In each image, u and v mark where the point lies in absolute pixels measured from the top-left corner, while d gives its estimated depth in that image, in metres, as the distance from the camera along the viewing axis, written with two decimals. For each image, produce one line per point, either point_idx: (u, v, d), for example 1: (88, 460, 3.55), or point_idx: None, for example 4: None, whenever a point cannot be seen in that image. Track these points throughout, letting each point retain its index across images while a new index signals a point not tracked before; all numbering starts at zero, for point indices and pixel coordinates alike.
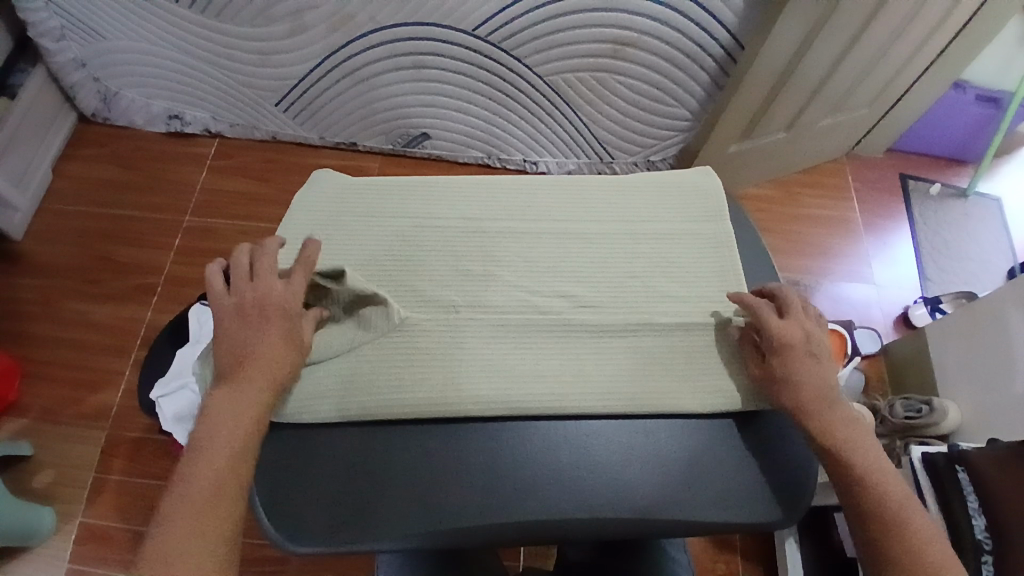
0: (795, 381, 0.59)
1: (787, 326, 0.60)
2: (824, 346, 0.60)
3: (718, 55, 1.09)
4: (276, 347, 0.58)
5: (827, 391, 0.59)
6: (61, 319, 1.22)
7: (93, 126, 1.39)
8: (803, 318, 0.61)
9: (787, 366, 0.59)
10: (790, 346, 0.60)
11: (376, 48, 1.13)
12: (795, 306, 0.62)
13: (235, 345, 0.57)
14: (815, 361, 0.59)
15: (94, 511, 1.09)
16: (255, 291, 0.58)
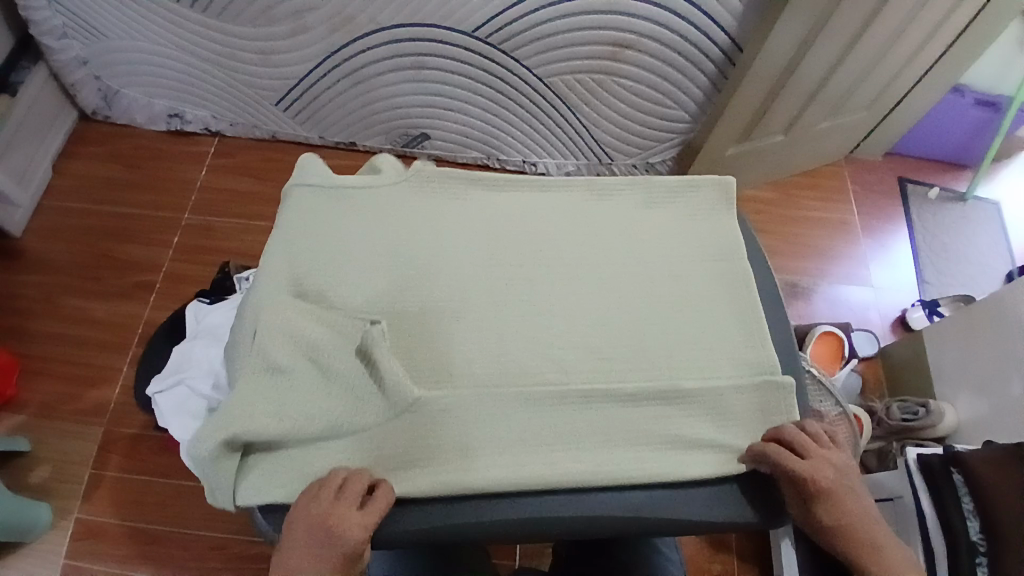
0: (840, 517, 0.59)
1: (819, 472, 0.59)
2: (848, 471, 0.61)
3: (717, 57, 1.10)
4: (338, 561, 0.55)
5: (864, 517, 0.60)
6: (60, 316, 1.22)
7: (94, 124, 1.40)
8: (823, 452, 0.60)
9: (833, 516, 0.59)
10: (827, 491, 0.59)
11: (376, 48, 1.13)
12: (810, 442, 0.60)
13: (297, 563, 0.55)
14: (850, 493, 0.60)
15: (90, 507, 1.09)
16: (327, 526, 0.54)
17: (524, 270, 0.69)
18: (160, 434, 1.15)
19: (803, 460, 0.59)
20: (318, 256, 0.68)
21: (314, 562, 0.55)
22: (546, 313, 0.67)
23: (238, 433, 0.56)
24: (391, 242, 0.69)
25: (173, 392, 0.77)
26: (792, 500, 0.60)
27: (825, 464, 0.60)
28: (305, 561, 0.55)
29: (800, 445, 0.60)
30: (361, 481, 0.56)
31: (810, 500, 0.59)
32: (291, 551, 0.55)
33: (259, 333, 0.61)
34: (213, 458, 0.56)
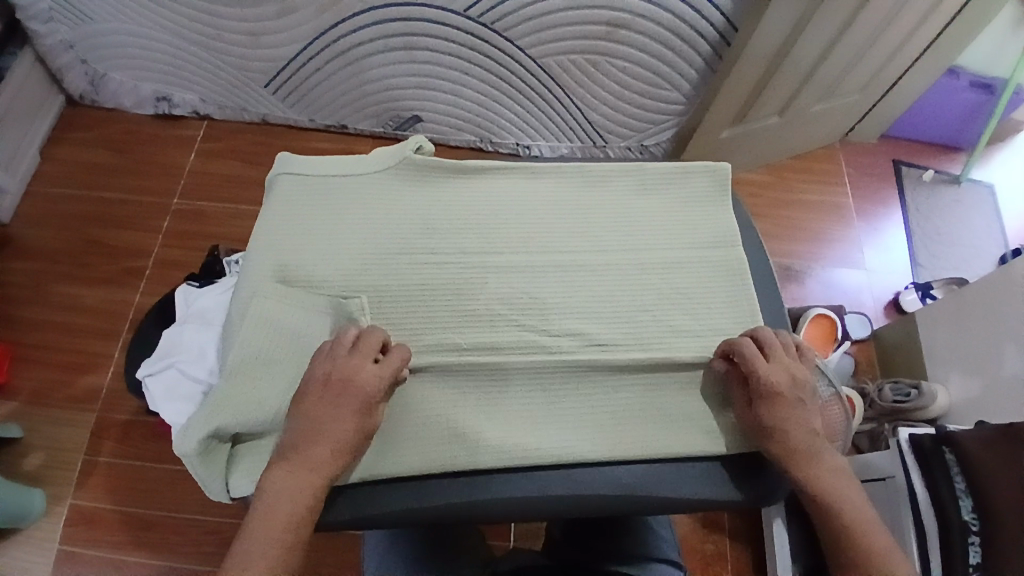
0: (781, 427, 0.59)
1: (774, 373, 0.60)
2: (808, 387, 0.61)
3: (712, 38, 1.08)
4: (358, 406, 0.57)
5: (815, 434, 0.59)
6: (49, 304, 1.21)
7: (80, 108, 1.37)
8: (787, 360, 0.61)
9: (774, 419, 0.59)
10: (778, 394, 0.59)
11: (367, 29, 1.12)
12: (776, 348, 0.62)
13: (315, 413, 0.57)
14: (799, 407, 0.59)
15: (85, 493, 1.09)
16: (348, 366, 0.58)
17: (518, 246, 0.68)
18: (154, 420, 1.14)
19: (761, 360, 0.61)
20: (304, 248, 0.67)
21: (334, 413, 0.56)
22: (539, 295, 0.66)
23: (225, 424, 0.58)
24: (380, 230, 0.69)
25: (164, 375, 0.76)
26: (743, 400, 0.61)
27: (782, 369, 0.60)
28: (325, 413, 0.57)
29: (764, 346, 0.62)
30: (376, 339, 0.60)
31: (755, 399, 0.60)
32: (311, 403, 0.57)
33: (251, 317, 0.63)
34: (202, 452, 0.57)
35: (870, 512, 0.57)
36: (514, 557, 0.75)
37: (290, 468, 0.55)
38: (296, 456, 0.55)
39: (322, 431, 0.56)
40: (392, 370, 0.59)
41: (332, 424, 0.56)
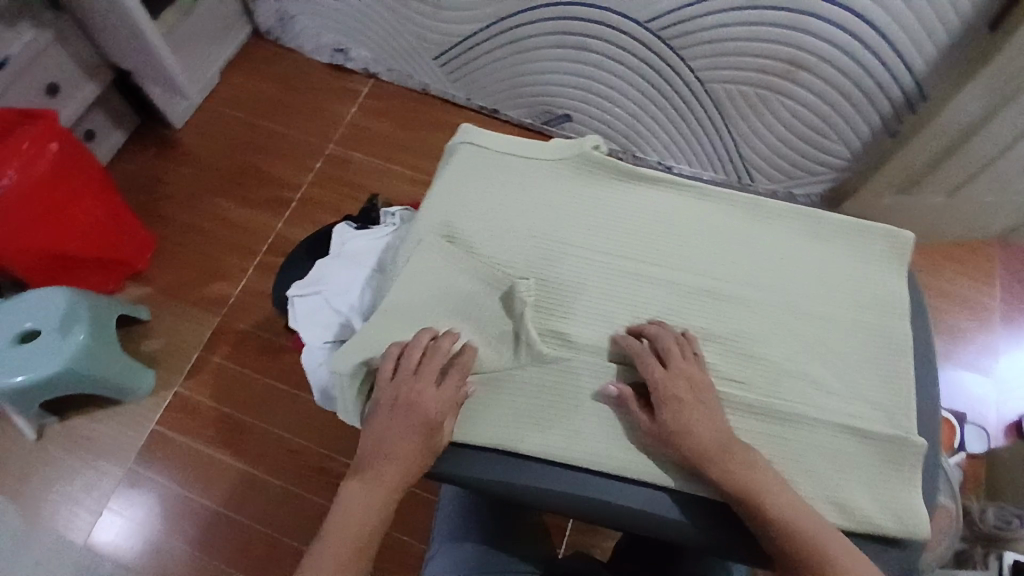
0: (684, 432, 0.58)
1: (671, 379, 0.60)
2: (707, 391, 0.61)
3: (896, 98, 1.02)
4: (425, 423, 0.59)
5: (725, 435, 0.58)
6: (199, 210, 1.33)
7: (263, 42, 1.49)
8: (684, 364, 0.61)
9: (679, 424, 0.58)
10: (677, 397, 0.59)
11: (544, 22, 1.14)
12: (671, 350, 0.62)
13: (383, 431, 0.60)
14: (702, 409, 0.59)
15: (190, 385, 1.21)
16: (412, 386, 0.61)
17: (676, 261, 0.68)
18: (263, 336, 1.24)
19: (658, 365, 0.61)
20: (473, 217, 0.71)
21: (398, 433, 0.59)
22: (687, 317, 0.66)
23: (377, 354, 0.65)
24: (547, 214, 0.71)
25: (310, 299, 0.84)
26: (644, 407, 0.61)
27: (680, 377, 0.60)
28: (395, 429, 0.60)
29: (661, 351, 0.62)
30: (437, 359, 0.62)
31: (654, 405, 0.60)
32: (381, 420, 0.60)
33: (415, 266, 0.69)
34: (352, 374, 0.64)
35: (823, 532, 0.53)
36: None
37: (360, 486, 0.59)
38: (367, 472, 0.59)
39: (388, 449, 0.59)
40: (455, 388, 0.62)
41: (399, 441, 0.59)
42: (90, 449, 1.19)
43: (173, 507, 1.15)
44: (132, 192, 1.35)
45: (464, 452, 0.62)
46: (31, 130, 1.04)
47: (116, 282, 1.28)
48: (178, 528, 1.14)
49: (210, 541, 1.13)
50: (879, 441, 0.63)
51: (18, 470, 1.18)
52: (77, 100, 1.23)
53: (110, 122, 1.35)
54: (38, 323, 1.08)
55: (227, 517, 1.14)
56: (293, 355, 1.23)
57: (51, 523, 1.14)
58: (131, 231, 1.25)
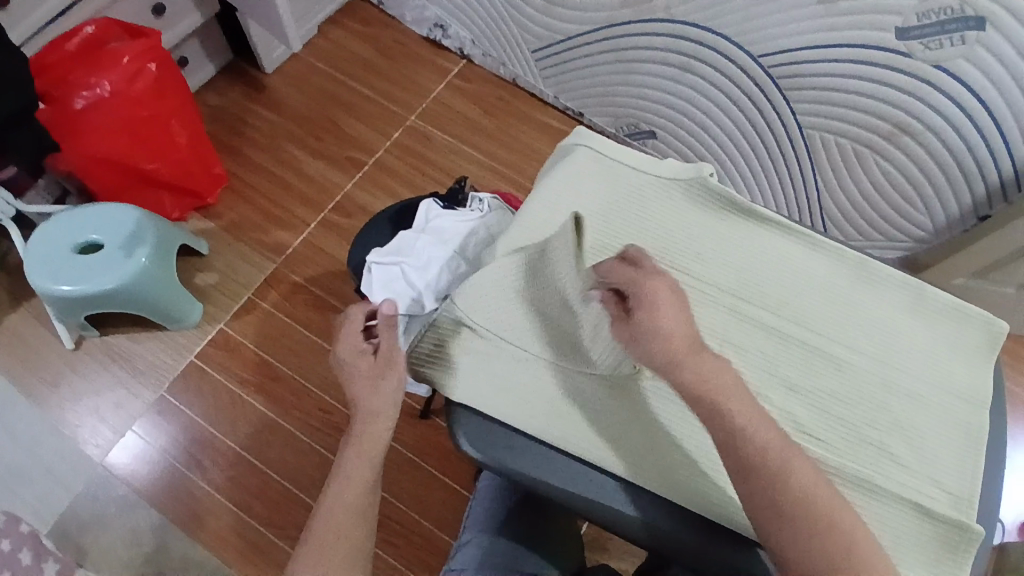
0: (659, 329, 0.57)
1: (652, 281, 0.59)
2: (676, 293, 0.59)
3: (992, 185, 1.00)
4: (381, 373, 0.68)
5: (698, 340, 0.58)
6: (275, 155, 1.35)
7: (366, 3, 1.50)
8: (653, 270, 0.60)
9: (650, 316, 0.57)
10: (653, 295, 0.58)
11: (655, 36, 1.15)
12: (644, 262, 0.61)
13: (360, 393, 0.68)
14: (677, 309, 0.58)
15: (236, 325, 1.23)
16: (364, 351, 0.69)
17: (779, 305, 0.68)
18: (316, 292, 1.25)
19: (631, 268, 0.60)
20: (581, 219, 0.72)
21: (367, 393, 0.68)
22: (773, 359, 0.66)
23: (469, 316, 0.67)
24: (651, 235, 0.71)
25: (389, 269, 0.84)
26: (622, 316, 0.59)
27: (656, 280, 0.59)
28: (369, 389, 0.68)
29: (633, 261, 0.61)
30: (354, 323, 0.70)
31: (630, 310, 0.59)
32: (358, 384, 0.68)
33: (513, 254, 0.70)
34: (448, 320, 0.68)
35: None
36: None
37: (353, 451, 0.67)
38: (355, 444, 0.67)
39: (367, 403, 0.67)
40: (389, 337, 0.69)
41: (379, 397, 0.68)
42: (126, 368, 1.21)
43: (196, 442, 1.16)
44: (213, 125, 1.37)
45: (541, 452, 0.64)
46: (135, 47, 1.05)
47: (182, 211, 1.29)
48: (197, 463, 1.15)
49: (225, 481, 1.14)
50: (941, 523, 0.61)
51: (54, 373, 1.20)
52: (181, 25, 1.26)
53: (204, 52, 1.37)
54: (105, 236, 1.10)
55: (248, 462, 1.15)
56: (340, 314, 1.24)
57: (77, 432, 1.16)
58: (206, 164, 1.26)
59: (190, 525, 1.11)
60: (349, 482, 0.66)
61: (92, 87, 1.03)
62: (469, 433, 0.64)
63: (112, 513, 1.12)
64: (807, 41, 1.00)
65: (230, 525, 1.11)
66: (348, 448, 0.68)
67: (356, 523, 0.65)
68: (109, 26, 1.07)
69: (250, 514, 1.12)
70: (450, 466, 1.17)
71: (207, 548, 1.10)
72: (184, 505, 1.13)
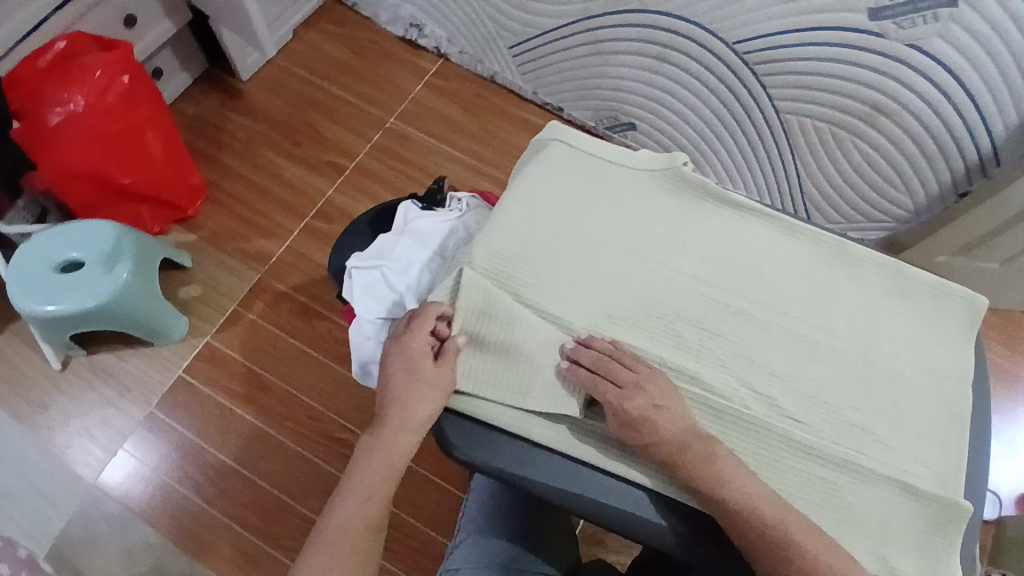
0: (656, 437, 0.60)
1: (630, 398, 0.62)
2: (657, 396, 0.62)
3: (971, 162, 1.00)
4: (418, 385, 0.65)
5: (689, 430, 0.61)
6: (254, 164, 1.34)
7: (340, 6, 1.49)
8: (632, 379, 0.63)
9: (640, 424, 0.61)
10: (636, 411, 0.61)
11: (631, 28, 1.14)
12: (619, 371, 0.63)
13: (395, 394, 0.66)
14: (660, 414, 0.61)
15: (221, 337, 1.22)
16: (410, 352, 0.67)
17: (757, 293, 0.68)
18: (302, 299, 1.25)
19: (612, 387, 0.62)
20: (559, 215, 0.71)
21: (399, 395, 0.66)
22: (752, 345, 0.66)
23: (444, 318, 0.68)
24: (627, 228, 0.71)
25: (368, 272, 0.83)
26: (619, 431, 0.62)
27: (637, 394, 0.62)
28: (408, 395, 0.65)
29: (611, 373, 0.63)
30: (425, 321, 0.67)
31: (626, 426, 0.62)
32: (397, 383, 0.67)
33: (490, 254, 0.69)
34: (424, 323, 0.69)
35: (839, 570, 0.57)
36: None
37: (371, 457, 0.67)
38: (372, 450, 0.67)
39: (398, 409, 0.66)
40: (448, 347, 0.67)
41: (416, 406, 0.65)
42: (113, 385, 1.20)
43: (187, 457, 1.15)
44: (191, 136, 1.36)
45: (532, 451, 0.63)
46: (105, 59, 1.04)
47: (162, 224, 1.28)
48: (190, 477, 1.14)
49: (219, 494, 1.13)
50: (926, 500, 0.62)
51: (42, 394, 1.19)
52: (153, 37, 1.24)
53: (177, 63, 1.36)
54: (84, 254, 1.08)
55: (240, 474, 1.14)
56: (326, 320, 1.23)
57: (68, 451, 1.15)
58: (184, 174, 1.25)
59: (186, 540, 1.11)
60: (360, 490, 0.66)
61: (64, 103, 1.02)
62: (459, 435, 0.64)
63: (107, 531, 1.12)
64: (781, 26, 1.00)
65: (226, 538, 1.11)
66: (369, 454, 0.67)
67: (361, 536, 0.65)
68: (78, 39, 1.06)
69: (246, 525, 1.11)
70: (444, 467, 1.17)
71: (204, 562, 1.09)
72: (179, 519, 1.12)
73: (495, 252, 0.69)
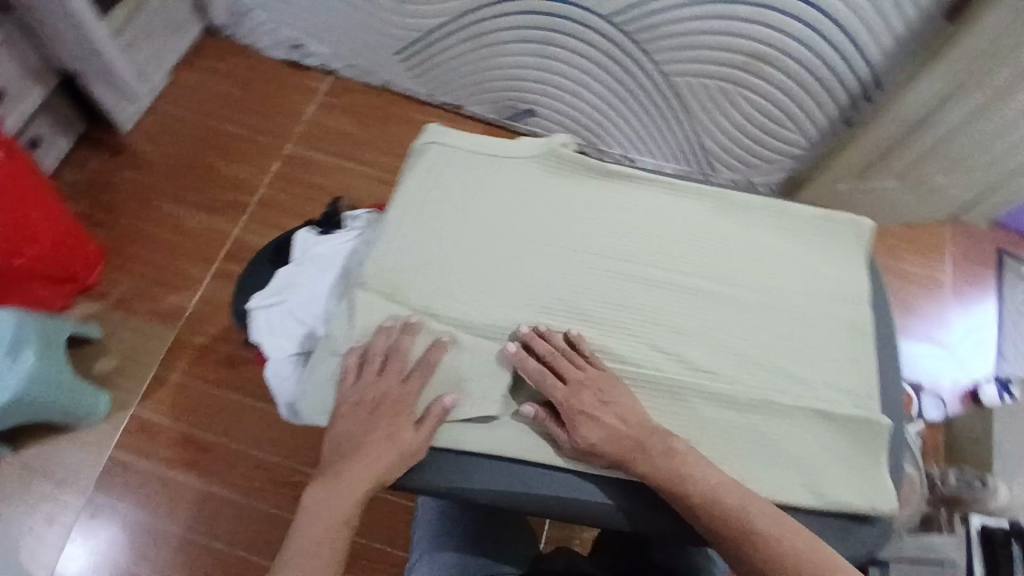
0: (597, 434, 0.60)
1: (575, 395, 0.61)
2: (604, 393, 0.61)
3: (851, 89, 1.04)
4: (388, 424, 0.60)
5: (635, 427, 0.60)
6: (153, 218, 1.28)
7: (217, 40, 1.44)
8: (580, 375, 0.62)
9: (581, 421, 0.60)
10: (580, 409, 0.61)
11: (507, 17, 1.13)
12: (567, 368, 0.62)
13: (356, 429, 0.61)
14: (603, 411, 0.61)
15: (150, 405, 1.17)
16: (379, 387, 0.62)
17: (652, 257, 0.69)
18: (227, 348, 1.20)
19: (558, 384, 0.62)
20: (447, 219, 0.70)
21: (362, 431, 0.61)
22: (655, 308, 0.67)
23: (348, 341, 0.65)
24: (517, 219, 0.70)
25: (276, 310, 0.80)
26: (562, 430, 0.61)
27: (583, 391, 0.61)
28: (368, 432, 0.60)
29: (558, 370, 0.62)
30: (402, 357, 0.63)
31: (567, 424, 0.61)
32: (358, 417, 0.61)
33: (383, 271, 0.67)
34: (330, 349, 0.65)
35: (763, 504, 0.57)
36: (573, 561, 0.75)
37: (325, 494, 0.59)
38: (325, 486, 0.59)
39: (362, 446, 0.60)
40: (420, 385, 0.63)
41: (379, 447, 0.59)
42: (42, 479, 1.13)
43: (136, 535, 1.10)
44: (80, 201, 1.29)
45: (466, 461, 0.62)
46: None
47: (65, 299, 1.20)
48: (142, 556, 1.09)
49: (175, 566, 1.08)
50: (843, 424, 0.64)
51: None
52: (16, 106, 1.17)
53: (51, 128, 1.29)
54: None
55: (194, 541, 1.09)
56: (254, 365, 1.19)
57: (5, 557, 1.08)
58: (81, 243, 1.18)
59: None
60: (308, 530, 0.57)
61: None
62: None
63: None
64: None
65: None
66: (324, 490, 0.59)
67: None
68: None
69: None
70: None
71: None
72: None
73: (388, 267, 0.67)
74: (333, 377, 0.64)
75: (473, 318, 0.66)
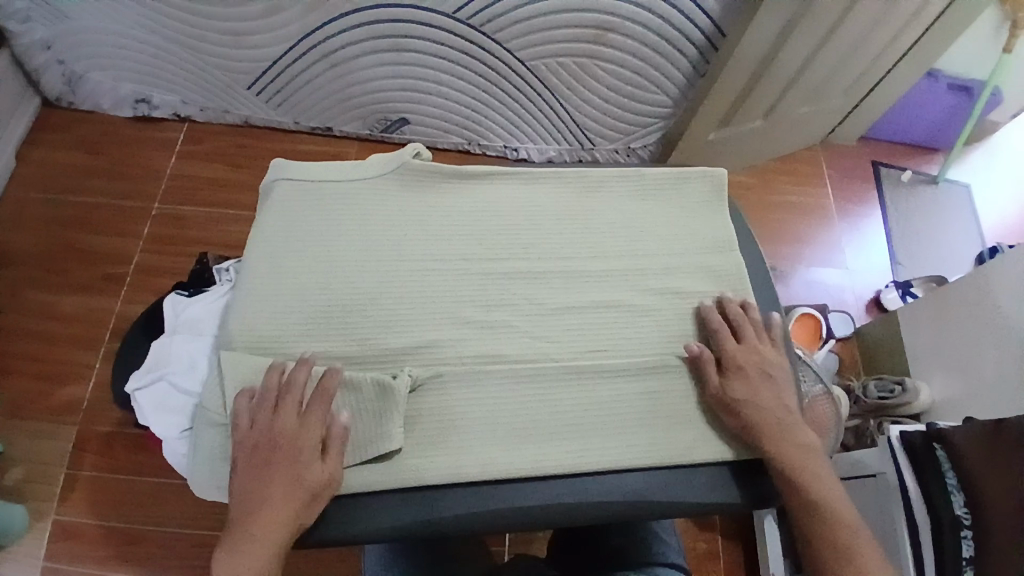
0: (754, 399, 0.62)
1: (745, 353, 0.65)
2: (776, 369, 0.65)
3: (699, 42, 1.07)
4: (287, 473, 0.57)
5: (785, 410, 0.63)
6: (26, 313, 1.18)
7: (58, 110, 1.34)
8: (756, 343, 0.66)
9: (743, 376, 0.63)
10: (744, 368, 0.64)
11: (353, 30, 1.10)
12: (747, 332, 0.66)
13: (253, 484, 0.57)
14: (768, 381, 0.64)
15: (67, 509, 1.08)
16: (271, 433, 0.58)
17: (522, 249, 0.69)
18: (136, 430, 1.13)
19: (731, 339, 0.65)
20: (307, 255, 0.67)
21: (259, 484, 0.57)
22: (535, 300, 0.67)
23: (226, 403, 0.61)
24: (379, 241, 0.68)
25: (153, 388, 0.72)
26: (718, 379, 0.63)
27: (753, 353, 0.65)
28: (267, 484, 0.57)
29: (738, 329, 0.66)
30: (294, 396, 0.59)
31: (729, 375, 0.63)
32: (253, 471, 0.57)
33: (251, 322, 0.64)
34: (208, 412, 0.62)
35: (836, 487, 0.60)
36: (519, 565, 0.75)
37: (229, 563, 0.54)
38: (230, 554, 0.55)
39: (262, 501, 0.56)
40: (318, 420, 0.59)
41: (279, 501, 0.56)
42: None
43: None
44: None
45: (376, 501, 0.59)
46: None
47: None
48: None
49: None
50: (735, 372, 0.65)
51: None
52: None
53: None
54: None
55: None
56: None
57: None
58: None
59: None
60: None
61: None
62: None
63: None
64: None
65: None
66: (228, 558, 0.55)
67: None
68: None
69: None
70: None
71: None
72: None
73: (256, 318, 0.64)
74: (219, 442, 0.60)
75: (352, 353, 0.64)
